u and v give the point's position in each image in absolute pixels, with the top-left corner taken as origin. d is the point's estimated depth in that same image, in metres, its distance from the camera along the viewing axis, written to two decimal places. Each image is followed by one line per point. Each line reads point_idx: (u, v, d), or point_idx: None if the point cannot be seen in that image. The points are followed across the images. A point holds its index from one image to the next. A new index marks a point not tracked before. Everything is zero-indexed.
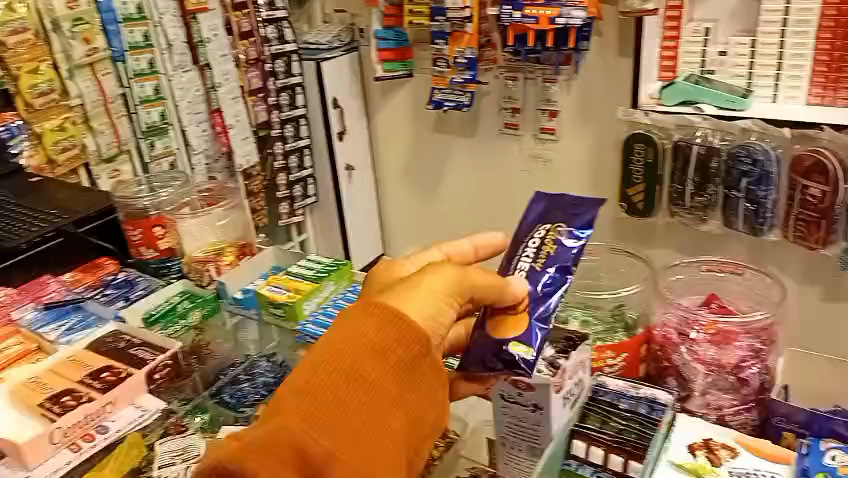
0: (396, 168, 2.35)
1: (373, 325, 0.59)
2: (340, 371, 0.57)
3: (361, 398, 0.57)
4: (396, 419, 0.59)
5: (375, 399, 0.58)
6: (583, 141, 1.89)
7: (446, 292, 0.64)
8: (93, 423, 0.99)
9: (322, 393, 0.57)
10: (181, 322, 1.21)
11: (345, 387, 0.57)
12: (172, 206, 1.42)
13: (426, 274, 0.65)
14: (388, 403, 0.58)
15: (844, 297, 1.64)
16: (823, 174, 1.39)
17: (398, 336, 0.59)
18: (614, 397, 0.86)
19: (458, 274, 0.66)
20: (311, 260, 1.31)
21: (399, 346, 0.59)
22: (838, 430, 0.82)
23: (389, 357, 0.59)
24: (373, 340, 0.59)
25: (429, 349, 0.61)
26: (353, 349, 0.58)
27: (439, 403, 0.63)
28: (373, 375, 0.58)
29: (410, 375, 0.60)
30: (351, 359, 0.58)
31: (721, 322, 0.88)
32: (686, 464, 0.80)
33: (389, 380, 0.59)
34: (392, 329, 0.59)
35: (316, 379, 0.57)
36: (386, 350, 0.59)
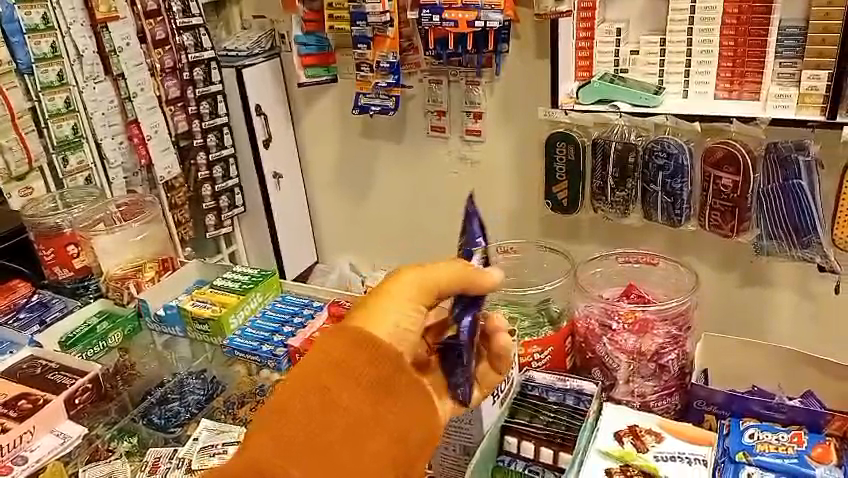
0: (326, 175, 2.32)
1: (343, 351, 0.66)
2: (311, 398, 0.63)
3: (334, 423, 0.63)
4: (371, 440, 0.64)
5: (347, 423, 0.63)
6: (508, 141, 1.92)
7: (412, 301, 0.73)
8: (10, 454, 0.96)
9: (295, 421, 0.62)
10: (101, 343, 1.18)
11: (316, 414, 0.63)
12: (85, 223, 1.31)
13: (390, 285, 0.73)
14: (362, 425, 0.64)
15: (760, 281, 1.72)
16: (734, 165, 1.47)
17: (367, 358, 0.66)
18: (543, 391, 0.88)
19: (418, 281, 0.73)
20: (238, 271, 1.28)
21: (369, 369, 0.65)
22: (755, 409, 0.86)
23: (360, 380, 0.65)
24: (344, 366, 0.65)
25: (400, 369, 0.66)
26: (324, 375, 0.64)
27: (418, 420, 0.67)
28: (345, 399, 0.64)
29: (383, 395, 0.65)
30: (323, 387, 0.64)
31: (640, 311, 0.91)
32: (613, 451, 0.82)
33: (361, 404, 0.64)
34: (361, 353, 0.66)
35: (289, 408, 0.63)
36: (357, 374, 0.65)
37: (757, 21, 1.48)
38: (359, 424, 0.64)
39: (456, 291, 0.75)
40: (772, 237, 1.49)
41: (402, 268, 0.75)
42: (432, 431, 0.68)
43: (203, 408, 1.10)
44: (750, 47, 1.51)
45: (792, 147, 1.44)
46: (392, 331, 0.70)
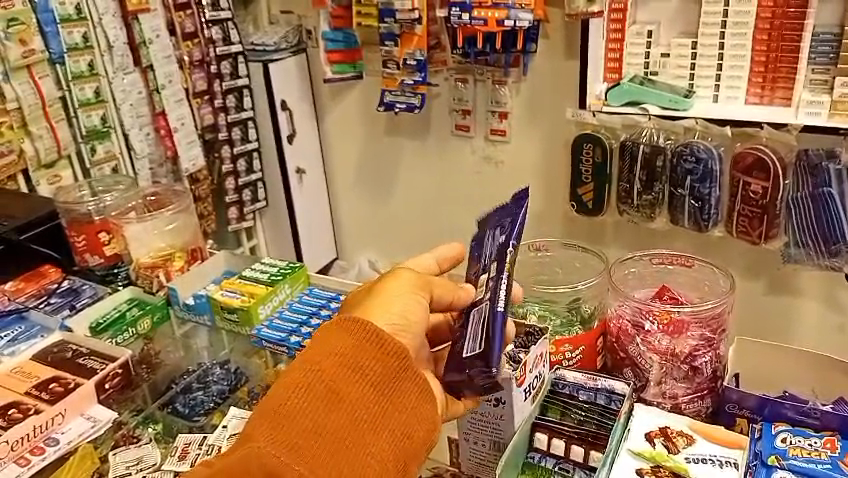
0: (349, 172, 2.33)
1: (348, 345, 0.66)
2: (315, 392, 0.63)
3: (337, 418, 0.63)
4: (373, 438, 0.64)
5: (351, 419, 0.63)
6: (534, 141, 1.92)
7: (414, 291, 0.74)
8: (42, 436, 0.97)
9: (298, 416, 0.62)
10: (130, 330, 1.19)
11: (321, 409, 0.62)
12: (118, 210, 1.34)
13: (388, 284, 0.75)
14: (366, 422, 0.64)
15: (785, 289, 1.71)
16: (764, 171, 1.46)
17: (374, 353, 0.66)
18: (573, 389, 0.87)
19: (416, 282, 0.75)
20: (266, 262, 1.28)
21: (374, 363, 0.66)
22: (787, 414, 0.85)
23: (365, 375, 0.65)
24: (348, 359, 0.65)
25: (404, 365, 0.67)
26: (329, 369, 0.64)
27: (422, 417, 0.68)
28: (349, 393, 0.64)
29: (388, 391, 0.66)
30: (327, 381, 0.64)
31: (675, 312, 0.90)
32: (644, 452, 0.81)
33: (365, 400, 0.64)
34: (368, 349, 0.66)
35: (290, 403, 0.62)
36: (362, 370, 0.65)
37: (791, 27, 1.47)
38: (364, 419, 0.64)
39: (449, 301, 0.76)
40: (801, 245, 1.48)
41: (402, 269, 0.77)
42: (434, 430, 0.69)
43: (226, 398, 1.11)
44: (783, 53, 1.49)
45: (823, 154, 1.42)
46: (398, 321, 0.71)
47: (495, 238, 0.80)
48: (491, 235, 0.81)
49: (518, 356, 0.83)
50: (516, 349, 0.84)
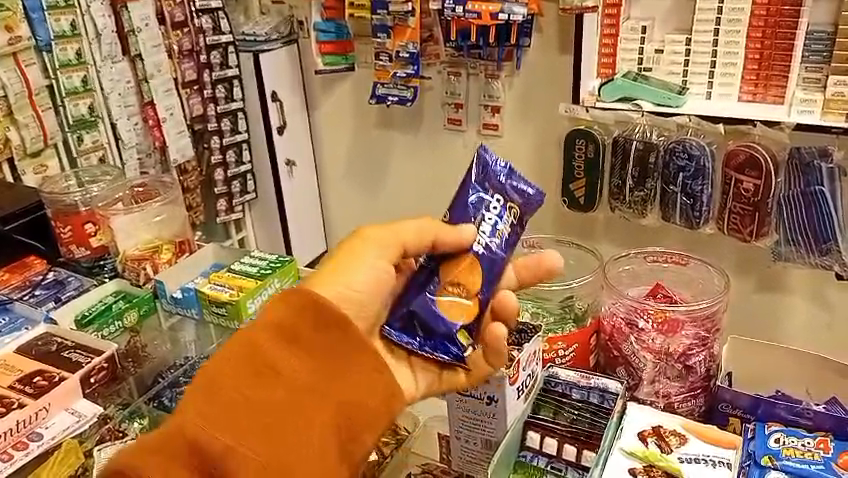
0: (340, 164, 2.30)
1: (286, 316, 0.68)
2: (250, 363, 0.65)
3: (273, 390, 0.65)
4: (313, 408, 0.66)
5: (287, 390, 0.65)
6: (526, 136, 1.90)
7: (371, 260, 0.79)
8: (26, 431, 0.96)
9: (232, 388, 0.64)
10: (116, 323, 1.17)
11: (257, 380, 0.65)
12: (104, 202, 1.32)
13: (354, 247, 0.80)
14: (306, 391, 0.66)
15: (776, 287, 1.71)
16: (756, 168, 1.45)
17: (314, 324, 0.68)
18: (566, 388, 0.86)
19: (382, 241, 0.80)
20: (256, 256, 1.26)
21: (314, 334, 0.68)
22: (781, 414, 0.85)
23: (304, 346, 0.68)
24: (286, 331, 0.68)
25: (347, 335, 0.69)
26: (265, 342, 0.67)
27: (369, 385, 0.69)
28: (287, 364, 0.66)
29: (329, 360, 0.68)
30: (263, 353, 0.66)
31: (670, 310, 0.89)
32: (637, 451, 0.80)
33: (302, 371, 0.67)
34: (306, 320, 0.68)
35: (224, 376, 0.65)
36: (300, 341, 0.68)
37: (784, 24, 1.46)
38: (303, 389, 0.66)
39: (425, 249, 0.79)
40: (791, 243, 1.48)
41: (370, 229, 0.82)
42: (386, 400, 0.70)
43: None
44: (776, 51, 1.49)
45: (815, 153, 1.43)
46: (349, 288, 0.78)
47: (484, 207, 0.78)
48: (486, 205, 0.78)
49: (512, 354, 0.83)
50: (510, 346, 0.85)
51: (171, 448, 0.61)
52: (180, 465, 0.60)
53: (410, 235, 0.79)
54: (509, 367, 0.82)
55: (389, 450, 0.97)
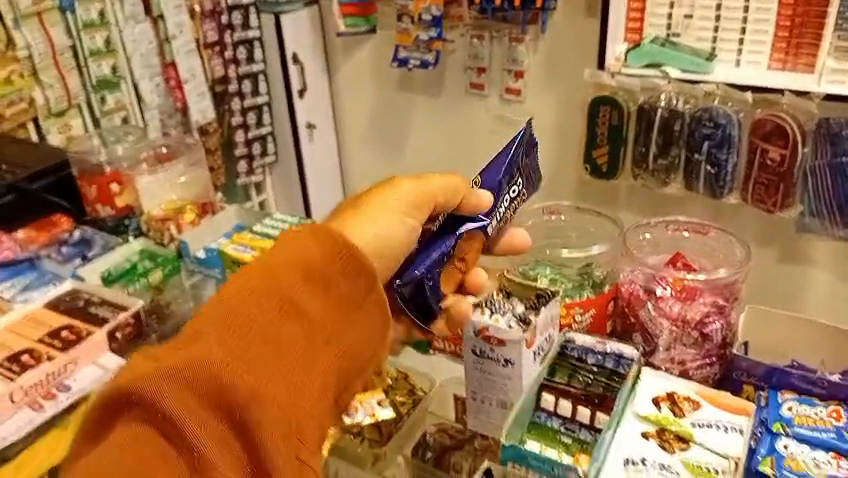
0: (360, 127, 2.30)
1: (317, 254, 0.67)
2: (274, 301, 0.63)
3: (294, 332, 0.64)
4: (327, 355, 0.65)
5: (307, 334, 0.64)
6: (548, 102, 1.89)
7: (400, 209, 0.75)
8: (55, 382, 0.99)
9: (252, 323, 0.62)
10: (142, 280, 1.19)
11: (279, 316, 0.63)
12: (128, 162, 1.35)
13: (383, 194, 0.76)
14: (322, 336, 0.65)
15: (798, 258, 1.70)
16: (782, 137, 1.44)
17: (341, 268, 0.67)
18: (582, 352, 0.86)
19: (414, 191, 0.77)
20: (278, 218, 1.28)
21: (340, 279, 0.67)
22: (795, 383, 0.85)
23: (329, 289, 0.66)
24: (314, 269, 0.66)
25: (371, 286, 0.69)
26: (292, 277, 0.65)
27: (378, 337, 0.70)
28: (309, 306, 0.65)
29: (348, 308, 0.67)
30: (289, 291, 0.64)
31: (688, 278, 0.91)
32: (651, 415, 0.81)
33: (325, 314, 0.66)
34: (336, 263, 0.67)
35: (245, 307, 0.63)
36: (326, 284, 0.66)
37: None
38: (320, 334, 0.65)
39: (453, 205, 0.80)
40: (815, 215, 1.47)
41: (401, 178, 0.78)
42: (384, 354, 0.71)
43: None
44: (808, 18, 1.46)
45: (844, 123, 1.39)
46: (375, 233, 0.72)
47: (508, 186, 0.88)
48: (508, 185, 0.88)
49: (528, 318, 0.84)
50: (526, 310, 0.85)
51: (194, 380, 0.58)
52: (198, 399, 0.58)
53: (444, 190, 0.78)
54: (526, 330, 0.82)
55: (405, 410, 1.01)
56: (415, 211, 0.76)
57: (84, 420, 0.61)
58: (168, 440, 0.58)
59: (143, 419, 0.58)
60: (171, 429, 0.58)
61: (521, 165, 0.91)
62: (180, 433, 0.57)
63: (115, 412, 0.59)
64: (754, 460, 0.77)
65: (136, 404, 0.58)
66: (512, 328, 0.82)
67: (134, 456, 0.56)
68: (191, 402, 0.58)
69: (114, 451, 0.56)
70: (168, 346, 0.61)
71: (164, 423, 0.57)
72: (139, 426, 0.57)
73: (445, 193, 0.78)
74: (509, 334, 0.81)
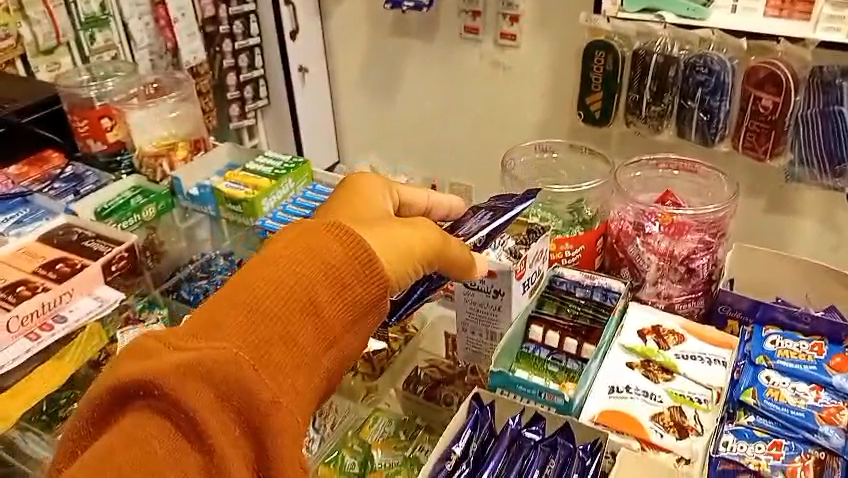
0: (354, 73, 2.28)
1: (338, 253, 0.62)
2: (289, 299, 0.59)
3: (304, 334, 0.59)
4: (327, 360, 0.61)
5: (316, 337, 0.60)
6: (542, 48, 1.87)
7: (419, 253, 0.69)
8: (50, 313, 1.00)
9: (269, 321, 0.58)
10: (135, 216, 1.20)
11: (296, 316, 0.59)
12: (120, 97, 1.34)
13: (407, 227, 0.70)
14: (333, 338, 0.61)
15: (786, 208, 1.72)
16: (776, 85, 1.44)
17: (354, 270, 0.62)
18: (570, 286, 0.88)
19: (438, 242, 0.71)
20: (270, 156, 1.27)
21: (356, 281, 0.62)
22: (779, 318, 0.86)
23: (347, 291, 0.62)
24: (335, 271, 0.61)
25: (385, 292, 0.64)
26: (312, 278, 0.60)
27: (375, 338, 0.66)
28: (327, 309, 0.60)
29: (360, 311, 0.63)
30: (305, 291, 0.60)
31: (676, 214, 0.91)
32: (636, 348, 0.83)
33: (335, 318, 0.61)
34: (355, 265, 0.62)
35: (264, 302, 0.58)
36: (344, 286, 0.61)
37: None
38: (332, 336, 0.61)
39: (457, 273, 0.76)
40: (805, 164, 1.49)
41: (428, 223, 0.72)
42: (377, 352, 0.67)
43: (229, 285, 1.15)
44: None
45: (837, 72, 1.41)
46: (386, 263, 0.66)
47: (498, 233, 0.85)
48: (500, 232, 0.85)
49: (520, 251, 0.84)
50: (517, 244, 0.86)
51: (214, 376, 0.53)
52: (217, 398, 0.53)
53: (457, 258, 0.74)
54: (516, 262, 0.83)
55: (398, 346, 1.02)
56: (427, 261, 0.70)
57: (93, 409, 0.55)
58: (184, 439, 0.52)
59: (159, 414, 0.52)
60: (189, 427, 0.52)
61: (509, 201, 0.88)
62: (197, 430, 0.52)
63: (128, 402, 0.54)
64: (736, 390, 0.78)
65: (154, 396, 0.53)
66: (503, 261, 0.83)
67: (150, 453, 0.51)
68: (210, 401, 0.53)
69: (130, 445, 0.51)
70: (180, 338, 0.56)
71: (182, 420, 0.52)
72: (153, 420, 0.52)
73: (455, 263, 0.74)
74: (500, 266, 0.82)
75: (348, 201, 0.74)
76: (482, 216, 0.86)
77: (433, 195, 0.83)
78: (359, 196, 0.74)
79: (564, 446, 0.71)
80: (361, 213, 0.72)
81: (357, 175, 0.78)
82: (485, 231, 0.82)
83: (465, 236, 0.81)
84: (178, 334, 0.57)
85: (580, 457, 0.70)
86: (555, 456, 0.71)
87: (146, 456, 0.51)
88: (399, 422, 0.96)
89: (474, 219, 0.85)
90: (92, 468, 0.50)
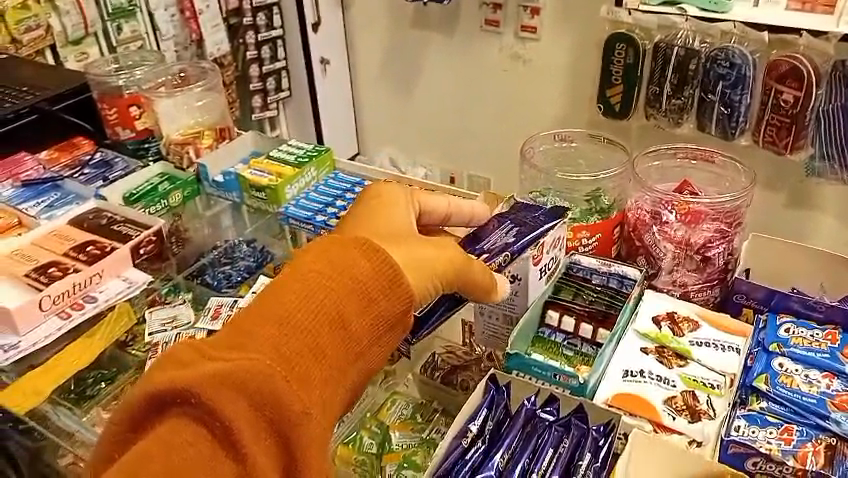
0: (375, 65, 2.30)
1: (366, 267, 0.62)
2: (320, 312, 0.59)
3: (333, 346, 0.59)
4: (353, 372, 0.61)
5: (345, 350, 0.60)
6: (562, 41, 1.88)
7: (442, 272, 0.69)
8: (81, 293, 1.03)
9: (300, 334, 0.57)
10: (162, 202, 1.23)
11: (326, 329, 0.59)
12: (148, 85, 1.37)
13: (432, 246, 0.70)
14: (358, 352, 0.61)
15: (806, 203, 1.71)
16: (798, 79, 1.43)
17: (382, 285, 0.62)
18: (587, 273, 0.90)
19: (461, 261, 0.72)
20: (293, 145, 1.30)
21: (383, 296, 0.62)
22: (793, 307, 0.87)
23: (374, 305, 0.62)
24: (363, 285, 0.61)
25: (410, 307, 0.64)
26: (342, 293, 0.60)
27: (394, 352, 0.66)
28: (354, 322, 0.60)
29: (385, 324, 0.63)
30: (335, 305, 0.59)
31: (693, 202, 0.93)
32: (650, 333, 0.85)
33: (363, 332, 0.61)
34: (383, 279, 0.62)
35: (295, 315, 0.58)
36: (371, 300, 0.61)
37: None
38: (357, 350, 0.61)
39: (480, 294, 0.75)
40: (825, 158, 1.50)
41: (451, 244, 0.73)
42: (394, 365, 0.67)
43: (253, 272, 1.16)
44: None
45: None
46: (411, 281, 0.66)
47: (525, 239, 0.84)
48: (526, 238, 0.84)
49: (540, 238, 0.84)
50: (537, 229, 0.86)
51: (249, 387, 0.53)
52: (251, 409, 0.52)
53: (478, 278, 0.74)
54: (536, 248, 0.83)
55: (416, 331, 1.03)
56: (448, 281, 0.70)
57: (128, 414, 0.54)
58: (218, 448, 0.51)
59: (194, 422, 0.51)
60: (223, 438, 0.51)
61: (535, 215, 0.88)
62: (231, 442, 0.51)
63: (164, 410, 0.52)
64: (748, 376, 0.79)
65: (189, 404, 0.52)
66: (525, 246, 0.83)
67: (185, 462, 0.50)
68: (243, 413, 0.52)
69: (167, 451, 0.50)
70: (212, 348, 0.56)
71: (217, 429, 0.51)
72: (189, 428, 0.51)
73: (477, 285, 0.74)
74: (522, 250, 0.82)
75: (370, 208, 0.75)
76: (508, 229, 0.85)
77: (454, 201, 0.83)
78: (381, 204, 0.75)
79: (578, 426, 0.73)
80: (385, 225, 0.72)
81: (378, 185, 0.79)
82: (509, 249, 0.81)
83: (489, 253, 0.80)
84: (210, 345, 0.56)
85: (593, 437, 0.72)
86: (569, 436, 0.73)
87: (182, 464, 0.50)
88: (416, 405, 0.98)
89: (499, 231, 0.84)
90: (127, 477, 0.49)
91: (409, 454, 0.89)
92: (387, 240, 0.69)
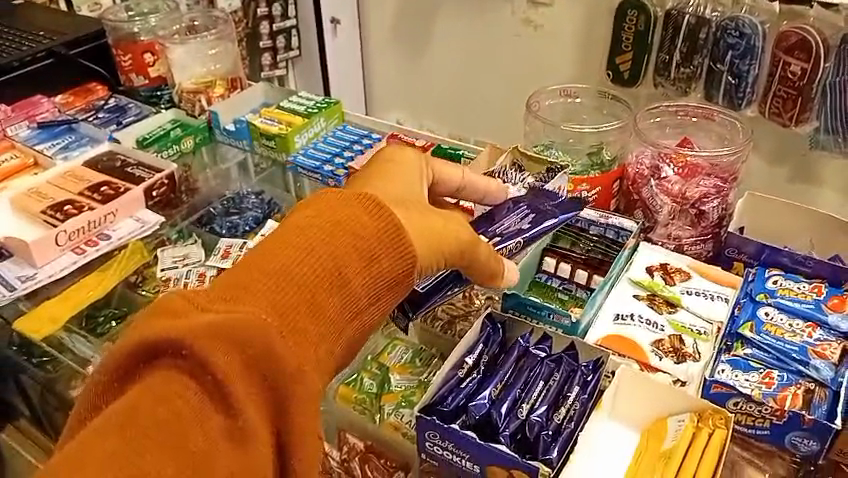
0: (385, 26, 2.31)
1: (368, 227, 0.63)
2: (319, 270, 0.59)
3: (330, 305, 0.59)
4: (348, 331, 0.61)
5: (341, 310, 0.60)
6: (574, 8, 1.87)
7: (450, 248, 0.71)
8: (96, 230, 1.08)
9: (299, 289, 0.57)
10: (174, 147, 1.26)
11: (324, 287, 0.59)
12: (164, 32, 1.40)
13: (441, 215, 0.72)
14: (353, 312, 0.61)
15: (809, 178, 1.73)
16: (806, 51, 1.44)
17: (383, 245, 0.63)
18: (585, 224, 0.92)
19: (469, 240, 0.74)
20: (303, 96, 1.32)
21: (383, 256, 0.63)
22: (782, 262, 0.90)
23: (373, 266, 0.62)
24: (364, 245, 0.62)
25: (409, 271, 0.65)
26: (343, 251, 0.61)
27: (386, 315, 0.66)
28: (353, 281, 0.61)
29: (381, 285, 0.63)
30: (335, 264, 0.60)
31: (691, 156, 0.96)
32: (643, 281, 0.89)
33: (361, 291, 0.61)
34: (384, 240, 0.63)
35: (295, 270, 0.58)
36: (370, 261, 0.62)
37: None
38: (353, 309, 0.61)
39: (483, 275, 0.78)
40: (830, 132, 1.50)
41: (462, 220, 0.75)
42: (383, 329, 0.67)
43: (261, 223, 1.15)
44: None
45: None
46: (422, 235, 0.69)
47: (536, 229, 0.85)
48: (538, 229, 0.85)
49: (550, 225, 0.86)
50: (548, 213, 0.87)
51: (245, 341, 0.52)
52: (244, 363, 0.51)
53: (483, 258, 0.76)
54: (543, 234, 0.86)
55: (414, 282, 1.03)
56: (453, 256, 0.72)
57: (117, 365, 0.51)
58: (208, 401, 0.49)
59: (185, 374, 0.49)
60: (215, 391, 0.50)
61: (552, 204, 0.89)
62: (224, 397, 0.49)
63: (154, 361, 0.50)
64: (734, 324, 0.82)
65: (181, 357, 0.50)
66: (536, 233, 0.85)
67: (174, 413, 0.48)
68: (238, 367, 0.51)
69: (156, 403, 0.48)
70: (205, 300, 0.54)
71: (209, 382, 0.50)
72: (180, 381, 0.49)
73: (483, 265, 0.76)
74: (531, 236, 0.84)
75: (381, 167, 0.77)
76: (522, 215, 0.87)
77: (468, 174, 0.85)
78: (384, 166, 0.77)
79: (569, 362, 0.77)
80: (393, 190, 0.74)
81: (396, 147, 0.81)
82: (522, 236, 0.84)
83: (500, 238, 0.83)
84: (204, 296, 0.55)
85: (583, 372, 0.76)
86: (560, 370, 0.77)
87: (171, 413, 0.48)
88: (416, 350, 1.00)
89: (513, 216, 0.86)
90: (116, 426, 0.47)
91: (407, 394, 0.92)
92: (392, 200, 0.71)
